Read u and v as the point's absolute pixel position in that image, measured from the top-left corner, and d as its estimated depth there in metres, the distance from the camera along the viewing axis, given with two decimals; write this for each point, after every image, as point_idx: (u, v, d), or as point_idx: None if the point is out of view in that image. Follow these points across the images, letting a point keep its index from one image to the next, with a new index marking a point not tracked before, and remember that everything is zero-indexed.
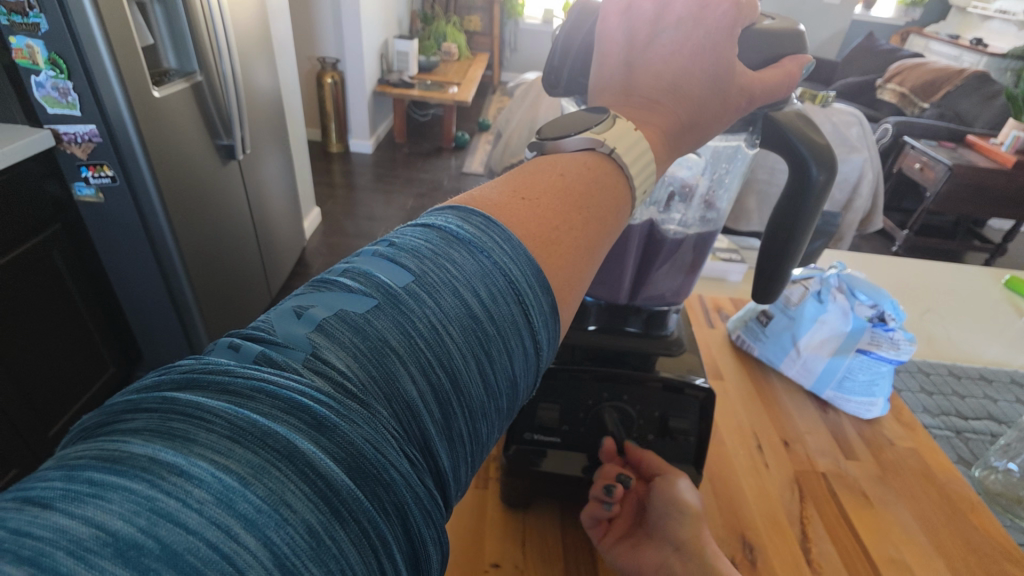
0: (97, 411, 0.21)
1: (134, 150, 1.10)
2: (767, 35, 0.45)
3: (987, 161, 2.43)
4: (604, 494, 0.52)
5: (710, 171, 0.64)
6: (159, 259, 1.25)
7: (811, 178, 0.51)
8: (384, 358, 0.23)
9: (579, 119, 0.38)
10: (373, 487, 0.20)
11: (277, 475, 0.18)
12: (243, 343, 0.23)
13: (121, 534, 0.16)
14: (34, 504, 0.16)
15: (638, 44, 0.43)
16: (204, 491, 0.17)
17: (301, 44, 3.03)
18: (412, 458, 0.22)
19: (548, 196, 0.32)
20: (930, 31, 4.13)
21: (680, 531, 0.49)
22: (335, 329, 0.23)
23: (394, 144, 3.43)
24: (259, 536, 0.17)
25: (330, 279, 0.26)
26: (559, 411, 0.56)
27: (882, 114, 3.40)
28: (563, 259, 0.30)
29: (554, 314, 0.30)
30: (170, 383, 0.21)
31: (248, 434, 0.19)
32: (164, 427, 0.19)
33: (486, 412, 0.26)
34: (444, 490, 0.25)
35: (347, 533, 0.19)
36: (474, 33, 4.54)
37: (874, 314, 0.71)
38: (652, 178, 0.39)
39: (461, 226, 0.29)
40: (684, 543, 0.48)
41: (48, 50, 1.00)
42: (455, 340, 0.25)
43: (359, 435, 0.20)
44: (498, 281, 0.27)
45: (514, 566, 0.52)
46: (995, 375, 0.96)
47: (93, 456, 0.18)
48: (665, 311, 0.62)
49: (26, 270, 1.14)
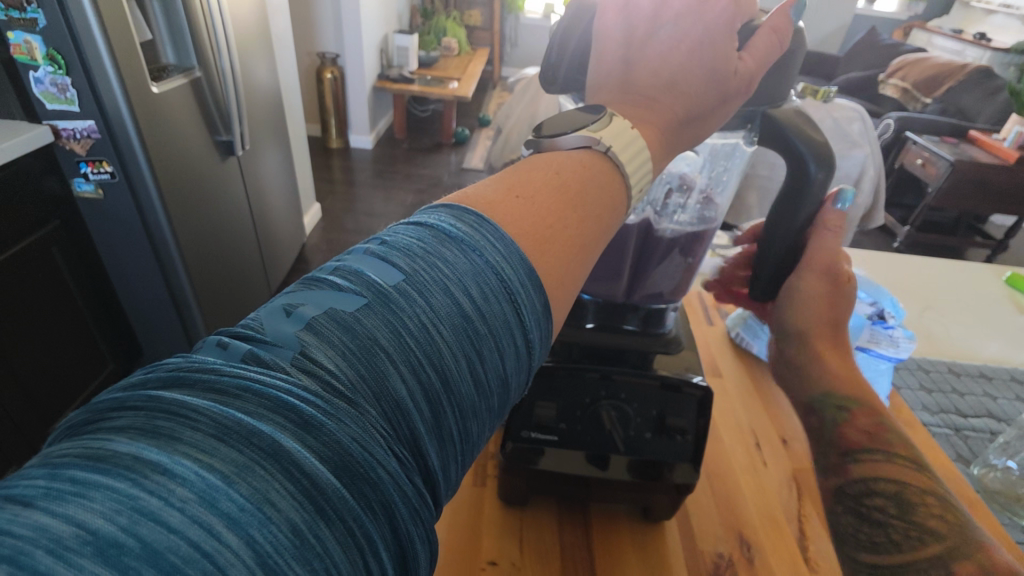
0: (83, 408, 0.21)
1: (133, 145, 1.09)
2: (772, 24, 0.43)
3: (989, 156, 2.42)
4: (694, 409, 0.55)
5: (709, 168, 0.65)
6: (158, 255, 1.25)
7: (809, 175, 0.50)
8: (373, 356, 0.23)
9: (576, 116, 0.38)
10: (360, 485, 0.20)
11: (262, 474, 0.18)
12: (231, 340, 0.23)
13: (102, 533, 0.16)
14: (15, 502, 0.16)
15: (636, 42, 0.43)
16: (188, 489, 0.17)
17: (301, 39, 3.02)
18: (400, 456, 0.22)
19: (543, 193, 0.32)
20: (933, 26, 4.10)
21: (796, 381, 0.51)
22: (324, 327, 0.23)
23: (394, 140, 3.43)
24: (242, 535, 0.17)
25: (321, 276, 0.26)
26: (556, 409, 0.56)
27: (884, 110, 3.38)
28: (557, 258, 0.30)
29: (546, 314, 0.29)
30: (157, 382, 0.21)
31: (234, 433, 0.19)
32: (149, 426, 0.19)
33: (477, 411, 0.26)
34: (434, 488, 0.25)
35: (333, 533, 0.19)
36: (475, 28, 4.51)
37: (874, 311, 0.72)
38: (649, 177, 0.38)
39: (454, 225, 0.28)
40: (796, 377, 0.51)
41: (47, 45, 0.99)
42: (446, 338, 0.25)
43: (346, 434, 0.20)
44: (490, 279, 0.27)
45: (511, 564, 0.52)
46: (994, 372, 0.94)
47: (77, 454, 0.18)
48: (664, 309, 0.62)
49: (25, 268, 1.14)
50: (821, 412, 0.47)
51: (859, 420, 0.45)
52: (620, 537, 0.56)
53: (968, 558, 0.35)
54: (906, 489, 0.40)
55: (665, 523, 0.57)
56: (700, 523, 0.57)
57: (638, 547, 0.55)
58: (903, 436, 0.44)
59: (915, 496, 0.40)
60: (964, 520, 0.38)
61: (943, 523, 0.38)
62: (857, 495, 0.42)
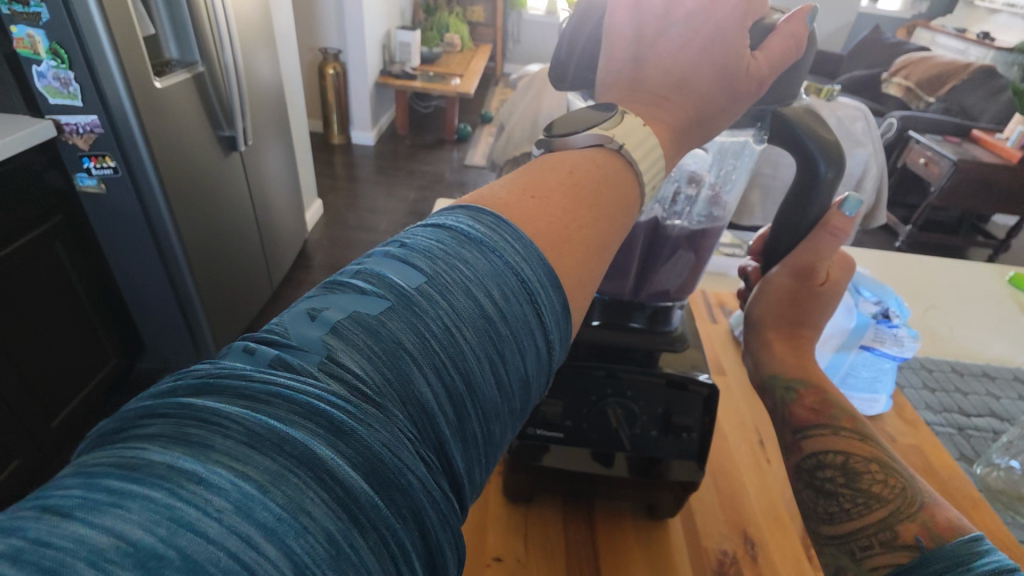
0: (113, 416, 0.21)
1: (136, 140, 1.09)
2: (789, 29, 0.43)
3: (992, 155, 2.42)
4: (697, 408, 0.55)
5: (717, 167, 0.65)
6: (162, 250, 1.25)
7: (819, 174, 0.51)
8: (399, 360, 0.23)
9: (588, 113, 0.38)
10: (391, 491, 0.20)
11: (296, 482, 0.18)
12: (257, 346, 0.23)
13: (141, 543, 0.16)
14: (53, 513, 0.16)
15: (647, 39, 0.43)
16: (223, 499, 0.17)
17: (303, 34, 3.01)
18: (428, 461, 0.23)
19: (558, 193, 0.32)
20: (937, 25, 4.08)
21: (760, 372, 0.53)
22: (349, 331, 0.23)
23: (396, 136, 3.42)
24: (278, 544, 0.17)
25: (343, 280, 0.26)
26: (562, 407, 0.56)
27: (887, 109, 3.37)
28: (574, 258, 0.30)
29: (565, 313, 0.29)
30: (185, 389, 0.21)
31: (267, 441, 0.19)
32: (181, 433, 0.19)
33: (500, 413, 0.26)
34: (460, 492, 0.25)
35: (366, 541, 0.19)
36: (477, 24, 4.49)
37: (879, 311, 0.72)
38: (661, 173, 0.38)
39: (473, 226, 0.28)
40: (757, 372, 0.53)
41: (49, 39, 0.99)
42: (469, 341, 0.25)
43: (376, 440, 0.21)
44: (510, 280, 0.27)
45: (517, 560, 0.52)
46: (997, 372, 0.94)
47: (110, 463, 0.18)
48: (670, 307, 0.62)
49: (27, 262, 1.14)
50: (772, 393, 0.51)
51: (806, 399, 0.49)
52: (625, 534, 0.56)
53: (912, 519, 0.38)
54: (853, 458, 0.44)
55: (669, 520, 0.57)
56: (705, 521, 0.57)
57: (643, 545, 0.55)
58: (847, 409, 0.47)
59: (860, 465, 0.43)
60: (905, 482, 0.41)
61: (889, 489, 0.41)
62: (811, 469, 0.45)
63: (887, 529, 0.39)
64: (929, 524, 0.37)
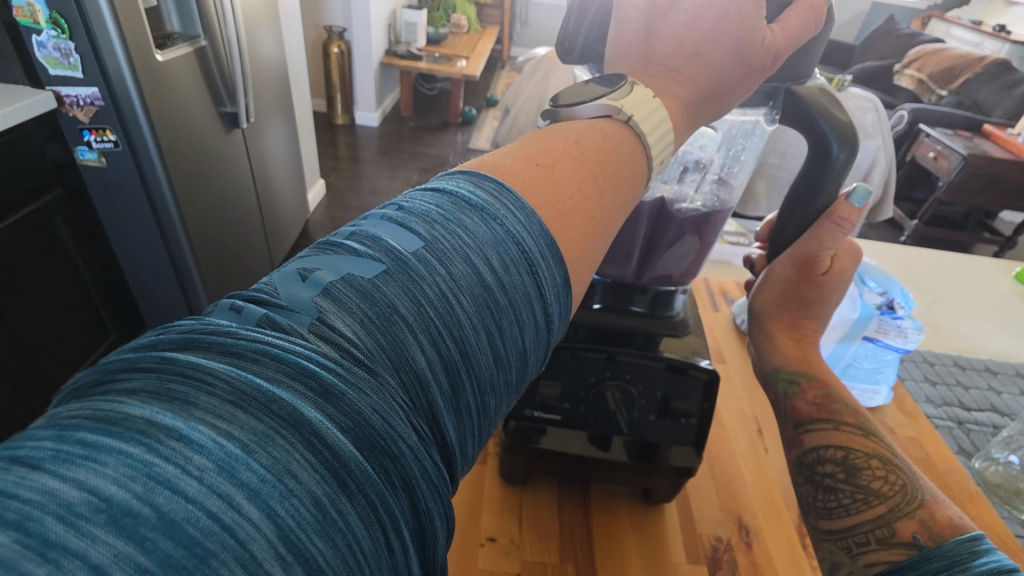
0: (91, 369, 0.20)
1: (136, 113, 1.07)
2: (809, 2, 0.42)
3: (1003, 151, 2.39)
4: (701, 395, 0.54)
5: (726, 148, 0.65)
6: (161, 225, 1.24)
7: (831, 156, 0.49)
8: (393, 325, 0.22)
9: (593, 84, 0.37)
10: (382, 459, 0.19)
11: (283, 444, 0.18)
12: (244, 305, 0.23)
13: (116, 500, 0.15)
14: (22, 464, 0.16)
15: (659, 9, 0.41)
16: (205, 457, 0.16)
17: (307, 11, 2.96)
18: (420, 430, 0.22)
19: (563, 162, 0.31)
20: (952, 16, 4.01)
21: (771, 358, 0.52)
22: (342, 293, 0.23)
23: (400, 118, 3.38)
24: (262, 507, 0.16)
25: (337, 242, 0.25)
26: (561, 389, 0.55)
27: (898, 101, 3.33)
28: (576, 230, 0.30)
29: (565, 287, 0.29)
30: (169, 343, 0.20)
31: (251, 400, 0.18)
32: (162, 388, 0.18)
33: (495, 385, 0.26)
34: (451, 464, 0.24)
35: (355, 507, 0.18)
36: (485, 6, 4.37)
37: (883, 302, 0.71)
38: (670, 150, 0.37)
39: (473, 192, 0.28)
40: (761, 360, 0.53)
41: (49, 8, 0.97)
42: (465, 308, 0.24)
43: (367, 405, 0.20)
44: (510, 249, 0.26)
45: (511, 541, 0.52)
46: (1000, 367, 0.93)
47: (86, 416, 0.18)
48: (672, 291, 0.62)
49: (23, 236, 1.13)
50: (774, 385, 0.50)
51: (808, 392, 0.48)
52: (619, 517, 0.56)
53: (911, 518, 0.38)
54: (853, 454, 0.43)
55: (665, 506, 0.57)
56: (700, 507, 0.57)
57: (638, 528, 0.55)
58: (849, 404, 0.47)
59: (860, 461, 0.42)
60: (906, 480, 0.41)
61: (889, 486, 0.40)
62: (812, 464, 0.45)
63: (886, 527, 0.38)
64: (929, 524, 0.37)
